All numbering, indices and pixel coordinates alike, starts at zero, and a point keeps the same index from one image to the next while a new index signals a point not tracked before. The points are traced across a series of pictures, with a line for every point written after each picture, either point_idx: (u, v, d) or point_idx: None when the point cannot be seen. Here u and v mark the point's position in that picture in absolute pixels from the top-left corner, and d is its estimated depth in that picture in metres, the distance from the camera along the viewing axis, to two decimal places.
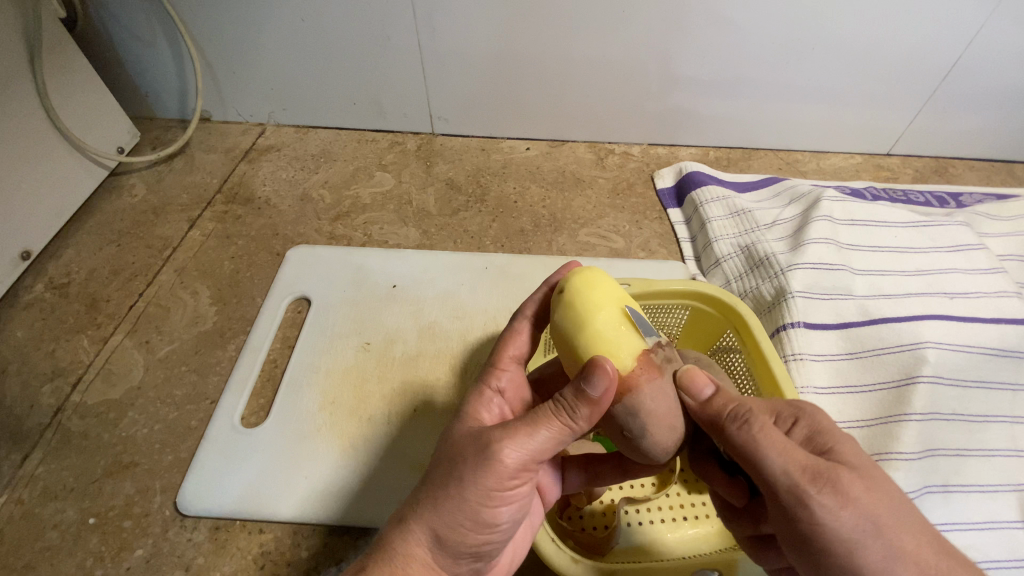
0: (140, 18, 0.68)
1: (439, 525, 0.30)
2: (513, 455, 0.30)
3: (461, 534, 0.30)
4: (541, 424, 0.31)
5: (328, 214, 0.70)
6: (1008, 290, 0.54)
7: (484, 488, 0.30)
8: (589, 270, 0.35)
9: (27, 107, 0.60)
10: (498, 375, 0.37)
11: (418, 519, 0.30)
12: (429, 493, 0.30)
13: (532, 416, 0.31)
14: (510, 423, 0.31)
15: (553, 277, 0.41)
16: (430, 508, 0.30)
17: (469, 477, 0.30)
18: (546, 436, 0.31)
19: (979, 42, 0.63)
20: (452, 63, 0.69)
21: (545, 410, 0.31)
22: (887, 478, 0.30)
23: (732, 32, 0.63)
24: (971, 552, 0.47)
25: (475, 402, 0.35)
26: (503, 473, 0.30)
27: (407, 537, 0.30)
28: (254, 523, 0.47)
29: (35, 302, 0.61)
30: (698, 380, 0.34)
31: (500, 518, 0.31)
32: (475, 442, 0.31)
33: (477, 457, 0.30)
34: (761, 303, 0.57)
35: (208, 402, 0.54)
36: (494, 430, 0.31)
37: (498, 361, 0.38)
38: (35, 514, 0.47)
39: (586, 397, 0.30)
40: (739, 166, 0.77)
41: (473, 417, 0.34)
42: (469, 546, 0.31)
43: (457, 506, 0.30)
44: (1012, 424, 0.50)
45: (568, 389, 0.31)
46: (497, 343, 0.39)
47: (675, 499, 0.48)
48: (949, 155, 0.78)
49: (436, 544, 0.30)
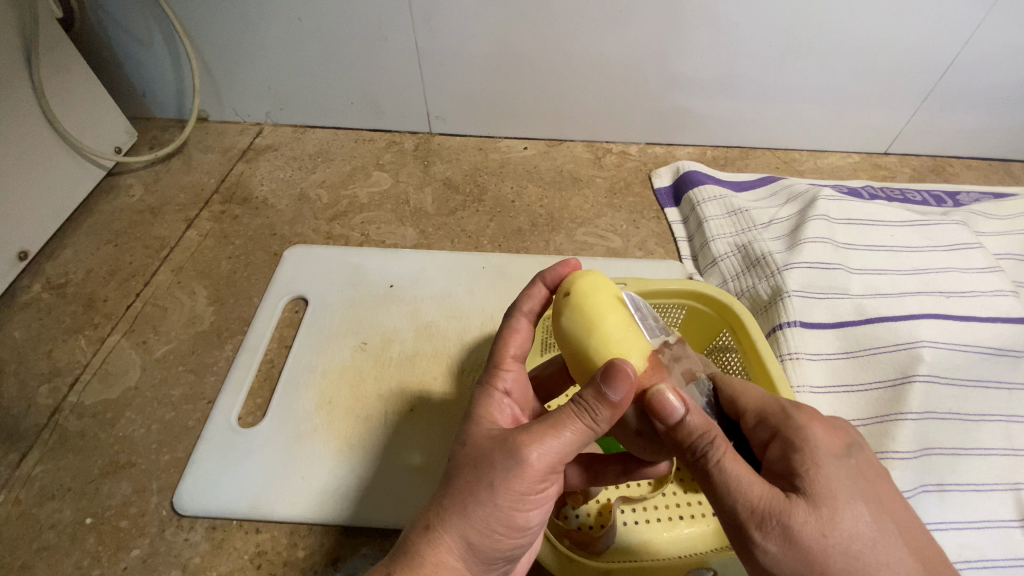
0: (137, 18, 0.67)
1: (472, 533, 0.30)
2: (541, 458, 0.30)
3: (494, 540, 0.30)
4: (564, 426, 0.31)
5: (325, 214, 0.70)
6: (1005, 289, 0.54)
7: (517, 493, 0.30)
8: (590, 274, 0.36)
9: (24, 108, 0.60)
10: (502, 376, 0.37)
11: (448, 528, 0.30)
12: (456, 500, 0.30)
13: (554, 419, 0.31)
14: (531, 426, 0.31)
15: (548, 271, 0.41)
16: (460, 516, 0.30)
17: (500, 483, 0.29)
18: (569, 438, 0.31)
19: (977, 41, 0.63)
20: (450, 63, 0.69)
21: (566, 413, 0.31)
22: (854, 516, 0.28)
23: (730, 31, 0.63)
24: (966, 551, 0.47)
25: (486, 405, 0.35)
26: (532, 476, 0.30)
27: (437, 546, 0.29)
28: (251, 523, 0.47)
29: (33, 302, 0.61)
30: (670, 403, 0.31)
31: (530, 520, 0.31)
32: (497, 446, 0.31)
33: (503, 462, 0.30)
34: (758, 303, 0.57)
35: (205, 402, 0.54)
36: (516, 433, 0.31)
37: (501, 361, 0.38)
38: (32, 514, 0.47)
39: (609, 398, 0.30)
40: (736, 166, 0.77)
41: (489, 419, 0.34)
42: (501, 550, 0.31)
43: (490, 513, 0.30)
44: (1008, 423, 0.50)
45: (589, 392, 0.31)
46: (496, 342, 0.39)
47: (671, 499, 0.48)
48: (947, 154, 0.78)
49: (470, 551, 0.30)
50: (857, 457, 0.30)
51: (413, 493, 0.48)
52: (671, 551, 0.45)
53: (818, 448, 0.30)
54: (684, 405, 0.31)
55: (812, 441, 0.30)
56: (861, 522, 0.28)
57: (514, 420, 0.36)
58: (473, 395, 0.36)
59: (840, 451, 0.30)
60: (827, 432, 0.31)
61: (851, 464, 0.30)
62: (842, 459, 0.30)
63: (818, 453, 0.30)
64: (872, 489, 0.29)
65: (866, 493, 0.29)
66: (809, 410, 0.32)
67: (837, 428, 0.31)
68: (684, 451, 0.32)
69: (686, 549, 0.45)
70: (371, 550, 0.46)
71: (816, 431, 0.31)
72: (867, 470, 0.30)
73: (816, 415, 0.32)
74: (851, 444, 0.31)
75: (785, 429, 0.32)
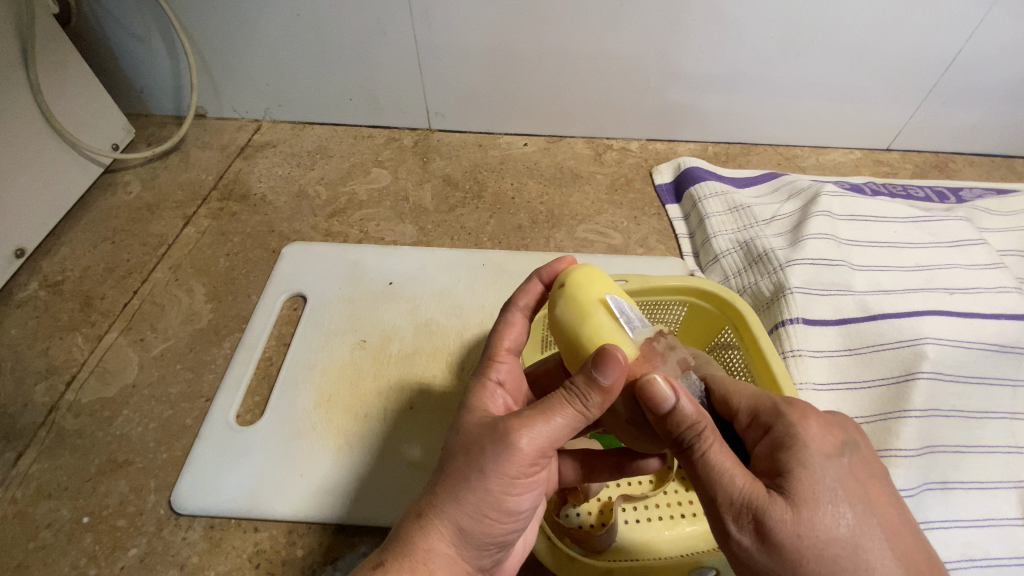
0: (134, 14, 0.67)
1: (462, 518, 0.29)
2: (531, 443, 0.30)
3: (485, 524, 0.30)
4: (554, 411, 0.30)
5: (324, 211, 0.70)
6: (1009, 285, 0.53)
7: (508, 477, 0.29)
8: (587, 267, 0.36)
9: (21, 103, 0.60)
10: (497, 367, 0.37)
11: (439, 514, 0.29)
12: (448, 486, 0.30)
13: (544, 404, 0.31)
14: (522, 411, 0.31)
15: (546, 267, 0.40)
16: (451, 500, 0.29)
17: (491, 468, 0.29)
18: (559, 423, 0.30)
19: (980, 36, 0.63)
20: (449, 59, 0.69)
21: (557, 398, 0.31)
22: (836, 517, 0.27)
23: (732, 27, 0.63)
24: (971, 549, 0.46)
25: (479, 395, 0.35)
26: (522, 460, 0.30)
27: (429, 533, 0.29)
28: (250, 522, 0.47)
29: (29, 300, 0.60)
30: (660, 391, 0.30)
31: (522, 504, 0.31)
32: (489, 431, 0.30)
33: (494, 446, 0.29)
34: (760, 299, 0.57)
35: (203, 400, 0.54)
36: (507, 418, 0.30)
37: (496, 353, 0.37)
38: (28, 514, 0.47)
39: (599, 384, 0.30)
40: (737, 162, 0.76)
41: (482, 408, 0.34)
42: (493, 536, 0.30)
43: (481, 497, 0.29)
44: (1012, 420, 0.50)
45: (580, 377, 0.30)
46: (491, 336, 0.39)
47: (673, 497, 0.48)
48: (949, 150, 0.78)
49: (462, 537, 0.29)
50: (849, 458, 0.29)
51: (412, 491, 0.48)
52: (672, 550, 0.45)
53: (809, 447, 0.29)
54: (674, 393, 0.31)
55: (803, 439, 0.30)
56: (843, 524, 0.27)
57: (507, 409, 0.36)
58: (467, 386, 0.36)
59: (832, 450, 0.29)
60: (823, 431, 0.30)
61: (842, 464, 0.29)
62: (834, 459, 0.29)
63: (808, 451, 0.29)
64: (863, 492, 0.28)
65: (854, 493, 0.28)
66: (804, 407, 0.32)
67: (834, 427, 0.31)
68: (671, 439, 0.32)
69: (687, 547, 0.45)
70: (370, 548, 0.45)
71: (810, 429, 0.30)
72: (860, 472, 0.29)
73: (814, 412, 0.31)
74: (846, 444, 0.30)
75: (777, 427, 0.31)
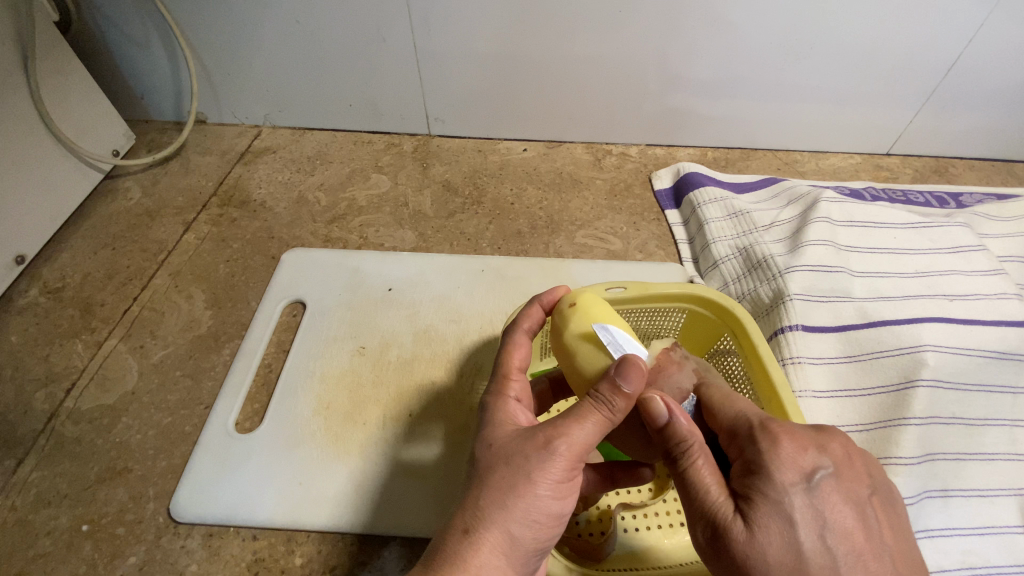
0: (134, 21, 0.67)
1: (513, 526, 0.29)
2: (570, 450, 0.30)
3: (533, 531, 0.30)
4: (586, 418, 0.30)
5: (324, 216, 0.70)
6: (1008, 292, 0.53)
7: (552, 484, 0.30)
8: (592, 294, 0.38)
9: (20, 110, 0.60)
10: (511, 385, 0.36)
11: (489, 526, 0.29)
12: (493, 497, 0.29)
13: (574, 412, 0.31)
14: (555, 420, 0.31)
15: (546, 295, 0.41)
16: (500, 510, 0.29)
17: (536, 475, 0.29)
18: (591, 429, 0.30)
19: (980, 40, 0.62)
20: (448, 64, 0.69)
21: (584, 405, 0.31)
22: (793, 539, 0.27)
23: (731, 31, 0.63)
24: (971, 558, 0.46)
25: (503, 413, 0.34)
26: (563, 467, 0.30)
27: (478, 546, 0.28)
28: (249, 530, 0.47)
29: (30, 307, 0.60)
30: (656, 407, 0.32)
31: (565, 510, 0.31)
32: (528, 440, 0.31)
33: (538, 453, 0.30)
34: (759, 306, 0.56)
35: (202, 406, 0.54)
36: (543, 429, 0.31)
37: (507, 372, 0.37)
38: (28, 521, 0.47)
39: (624, 390, 0.30)
40: (737, 167, 0.76)
41: (511, 423, 0.33)
42: (539, 543, 0.30)
43: (529, 505, 0.29)
44: (1013, 427, 0.49)
45: (604, 384, 0.31)
46: (499, 358, 0.38)
47: (672, 505, 0.47)
48: (949, 155, 0.78)
49: (512, 546, 0.29)
50: (819, 482, 0.28)
51: (411, 500, 0.47)
52: (672, 558, 0.44)
53: (775, 471, 0.29)
54: (669, 410, 0.32)
55: (772, 461, 0.29)
56: (800, 549, 0.27)
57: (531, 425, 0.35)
58: (484, 406, 0.35)
59: (799, 475, 0.29)
60: (795, 455, 0.29)
61: (807, 490, 0.28)
62: (798, 484, 0.28)
63: (774, 475, 0.29)
64: (827, 518, 0.28)
65: (815, 517, 0.28)
66: (780, 429, 0.31)
67: (809, 449, 0.30)
68: (662, 451, 0.33)
69: (688, 556, 0.44)
70: (369, 558, 0.45)
71: (780, 452, 0.29)
72: (828, 496, 0.28)
73: (792, 433, 0.31)
74: (817, 467, 0.29)
75: (752, 448, 0.31)
